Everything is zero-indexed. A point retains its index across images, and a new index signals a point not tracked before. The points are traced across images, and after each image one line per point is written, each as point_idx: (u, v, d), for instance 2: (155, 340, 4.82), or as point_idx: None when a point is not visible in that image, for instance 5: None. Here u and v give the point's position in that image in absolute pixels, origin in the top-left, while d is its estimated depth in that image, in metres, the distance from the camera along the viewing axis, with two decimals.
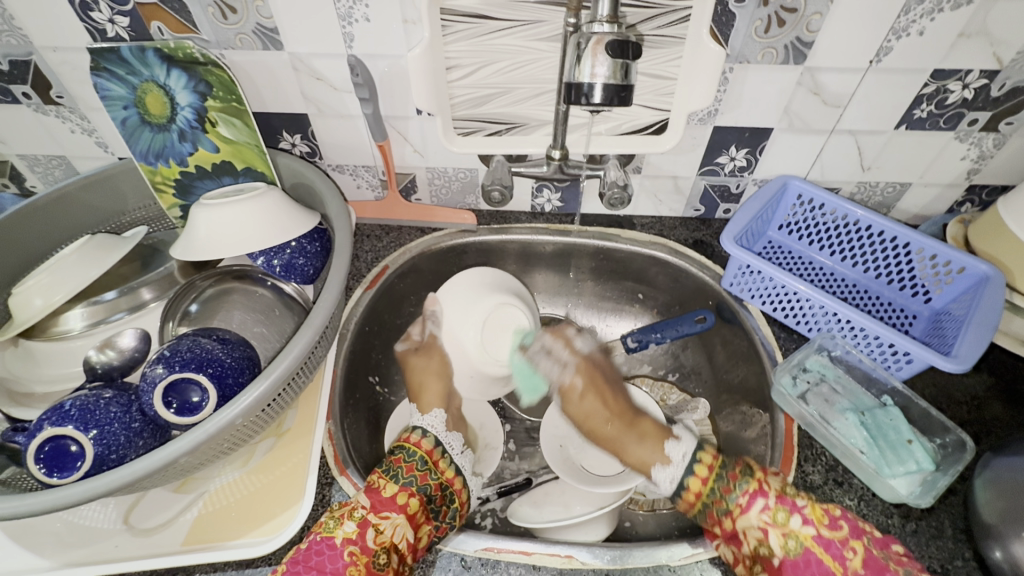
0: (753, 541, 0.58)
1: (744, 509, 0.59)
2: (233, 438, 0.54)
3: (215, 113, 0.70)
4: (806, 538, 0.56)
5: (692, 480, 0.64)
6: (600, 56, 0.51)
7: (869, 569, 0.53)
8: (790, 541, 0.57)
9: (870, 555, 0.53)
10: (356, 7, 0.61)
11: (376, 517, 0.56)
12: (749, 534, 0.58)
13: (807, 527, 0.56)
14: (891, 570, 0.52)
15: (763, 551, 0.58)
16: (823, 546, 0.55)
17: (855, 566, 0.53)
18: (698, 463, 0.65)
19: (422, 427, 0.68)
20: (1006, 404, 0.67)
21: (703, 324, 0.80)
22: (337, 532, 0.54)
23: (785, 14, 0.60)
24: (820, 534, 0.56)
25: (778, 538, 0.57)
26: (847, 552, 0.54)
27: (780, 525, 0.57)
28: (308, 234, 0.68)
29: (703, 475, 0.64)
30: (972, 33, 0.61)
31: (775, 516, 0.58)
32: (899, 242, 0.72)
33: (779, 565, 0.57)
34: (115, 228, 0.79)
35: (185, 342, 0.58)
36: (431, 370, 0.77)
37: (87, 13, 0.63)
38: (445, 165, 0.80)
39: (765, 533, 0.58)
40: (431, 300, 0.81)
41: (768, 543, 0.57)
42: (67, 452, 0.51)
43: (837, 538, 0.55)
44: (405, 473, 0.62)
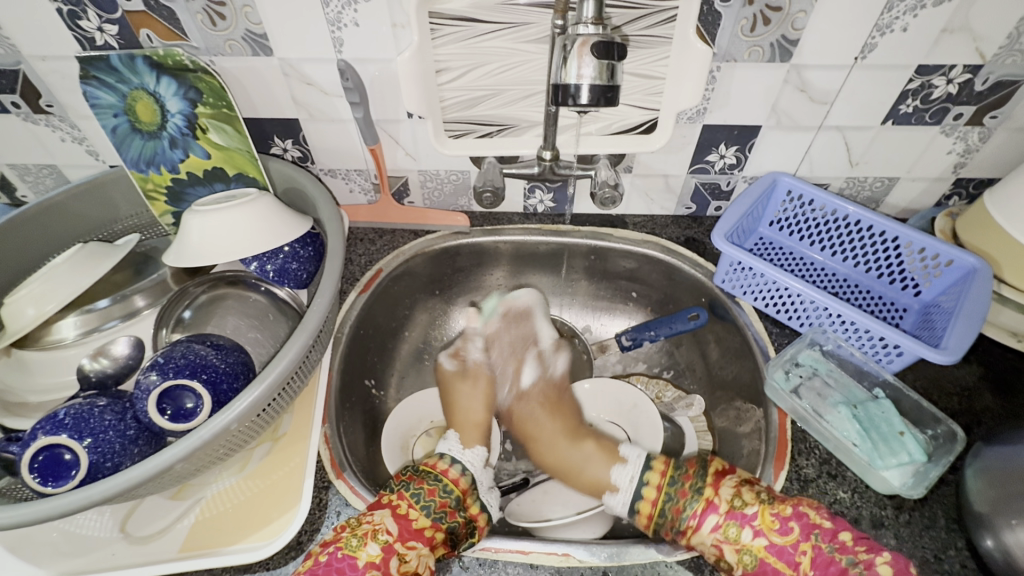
0: (711, 558, 0.57)
1: (697, 529, 0.57)
2: (229, 443, 0.54)
3: (206, 120, 0.70)
4: (759, 550, 0.55)
5: (643, 502, 0.63)
6: (586, 58, 0.51)
7: (819, 566, 0.53)
8: (746, 556, 0.55)
9: (818, 552, 0.54)
10: (344, 12, 0.62)
11: (402, 546, 0.55)
12: (706, 553, 0.57)
13: (759, 538, 0.55)
14: (838, 563, 0.52)
15: (723, 567, 0.56)
16: (777, 554, 0.55)
17: (807, 568, 0.54)
18: (649, 473, 0.65)
19: (462, 463, 0.67)
20: (996, 394, 0.68)
21: (697, 321, 0.81)
22: (360, 554, 0.53)
23: (770, 13, 0.61)
24: (771, 543, 0.55)
25: (734, 553, 0.56)
26: (799, 556, 0.54)
27: (733, 541, 0.56)
28: (301, 239, 0.68)
29: (653, 495, 0.63)
30: (955, 29, 0.62)
31: (727, 533, 0.56)
32: (888, 236, 0.73)
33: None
34: (107, 237, 0.79)
35: (179, 349, 0.58)
36: (478, 399, 0.78)
37: (75, 21, 0.63)
38: (437, 167, 0.80)
39: (721, 550, 0.56)
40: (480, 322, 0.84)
41: (725, 560, 0.56)
42: (61, 461, 0.51)
43: (788, 543, 0.54)
44: (435, 507, 0.60)
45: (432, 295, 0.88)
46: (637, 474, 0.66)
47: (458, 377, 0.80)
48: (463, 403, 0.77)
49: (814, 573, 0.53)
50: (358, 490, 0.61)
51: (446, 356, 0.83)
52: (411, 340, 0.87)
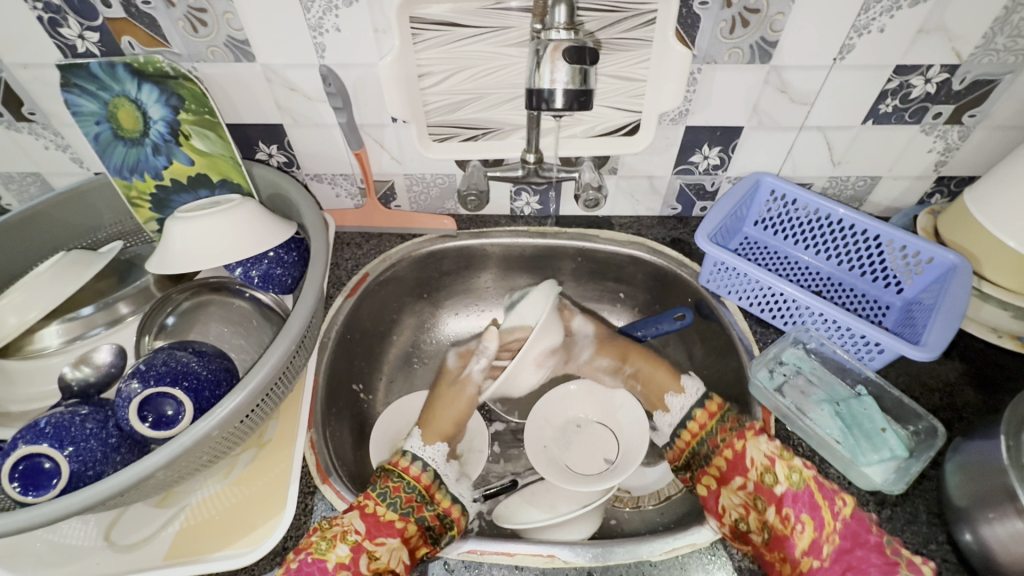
0: (758, 468, 0.60)
1: (755, 438, 0.62)
2: (212, 450, 0.54)
3: (188, 126, 0.70)
4: (808, 476, 0.58)
5: (692, 421, 0.69)
6: (559, 63, 0.52)
7: (857, 519, 0.56)
8: (794, 475, 0.59)
9: (858, 509, 0.57)
10: (326, 17, 0.62)
11: (371, 543, 0.56)
12: (756, 461, 0.61)
13: (810, 467, 0.59)
14: (875, 534, 0.55)
15: (765, 478, 0.59)
16: (820, 487, 0.58)
17: (844, 514, 0.56)
18: (699, 410, 0.70)
19: (420, 459, 0.67)
20: (978, 389, 0.69)
21: (683, 321, 0.81)
22: (330, 556, 0.53)
23: (748, 15, 0.62)
24: (820, 476, 0.59)
25: (784, 467, 0.59)
26: (840, 501, 0.57)
27: (786, 458, 0.60)
28: (285, 245, 0.69)
29: (710, 413, 0.68)
30: (931, 29, 0.62)
31: (783, 449, 0.61)
32: (869, 234, 0.74)
33: (779, 496, 0.58)
34: (91, 245, 0.79)
35: (161, 355, 0.58)
36: (457, 402, 0.78)
37: (56, 29, 0.63)
38: (423, 171, 0.81)
39: (772, 463, 0.60)
40: (490, 336, 0.80)
41: (773, 472, 0.59)
42: (42, 470, 0.51)
43: (831, 486, 0.58)
44: (403, 503, 0.60)
45: (419, 299, 0.88)
46: (689, 405, 0.71)
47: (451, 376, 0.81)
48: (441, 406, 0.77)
49: (850, 519, 0.56)
50: (343, 495, 0.61)
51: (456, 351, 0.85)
52: (399, 343, 0.87)
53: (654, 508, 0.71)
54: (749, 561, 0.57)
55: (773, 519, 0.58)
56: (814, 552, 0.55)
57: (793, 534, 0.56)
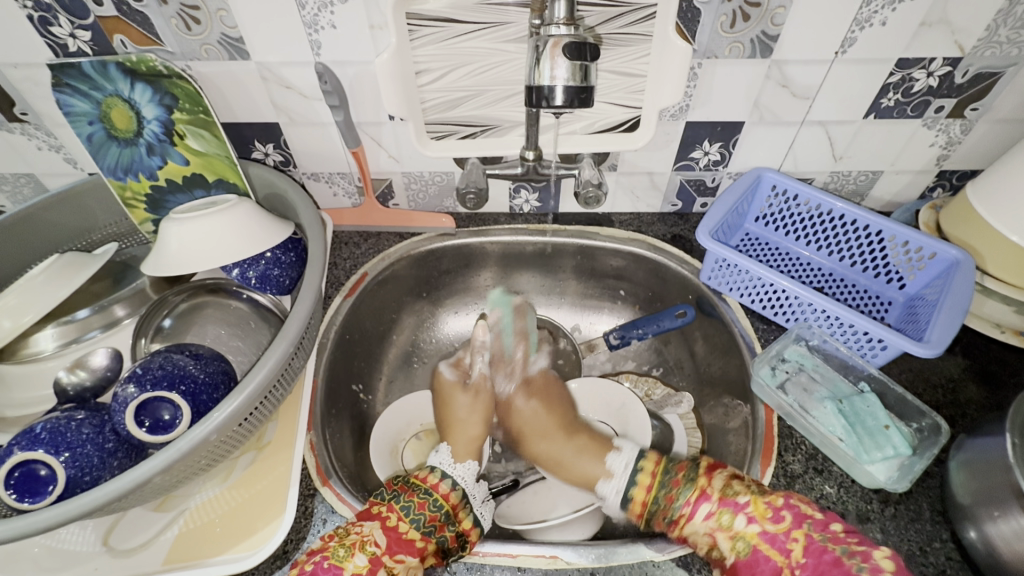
0: (704, 547, 0.57)
1: (690, 518, 0.57)
2: (210, 454, 0.54)
3: (182, 125, 0.69)
4: (752, 536, 0.55)
5: (635, 489, 0.63)
6: (559, 59, 0.51)
7: (813, 555, 0.52)
8: (739, 543, 0.55)
9: (811, 540, 0.53)
10: (321, 14, 0.61)
11: (390, 559, 0.54)
12: (699, 541, 0.57)
13: (751, 525, 0.55)
14: (831, 551, 0.52)
15: (715, 555, 0.56)
16: (769, 542, 0.54)
17: (798, 556, 0.53)
18: (643, 465, 0.65)
19: (443, 470, 0.65)
20: (980, 385, 0.69)
21: (684, 318, 0.81)
22: (347, 564, 0.52)
23: (749, 9, 0.61)
24: (765, 530, 0.55)
25: (727, 540, 0.56)
26: (791, 543, 0.54)
27: (727, 528, 0.56)
28: (283, 245, 0.68)
29: (647, 483, 0.63)
30: (933, 22, 0.62)
31: (720, 520, 0.56)
32: (871, 230, 0.73)
33: (732, 569, 0.55)
34: (86, 246, 0.78)
35: (157, 359, 0.57)
36: (477, 414, 0.76)
37: (46, 28, 0.62)
38: (421, 169, 0.80)
39: (714, 538, 0.56)
40: (481, 330, 0.79)
41: (719, 548, 0.56)
42: (37, 477, 0.50)
43: (780, 531, 0.54)
44: (426, 521, 0.58)
45: (418, 298, 0.88)
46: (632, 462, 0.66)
47: (458, 387, 0.78)
48: (461, 420, 0.74)
49: (806, 561, 0.53)
50: (344, 497, 0.61)
51: (449, 363, 0.81)
52: (398, 343, 0.87)
53: None
54: None
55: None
56: None
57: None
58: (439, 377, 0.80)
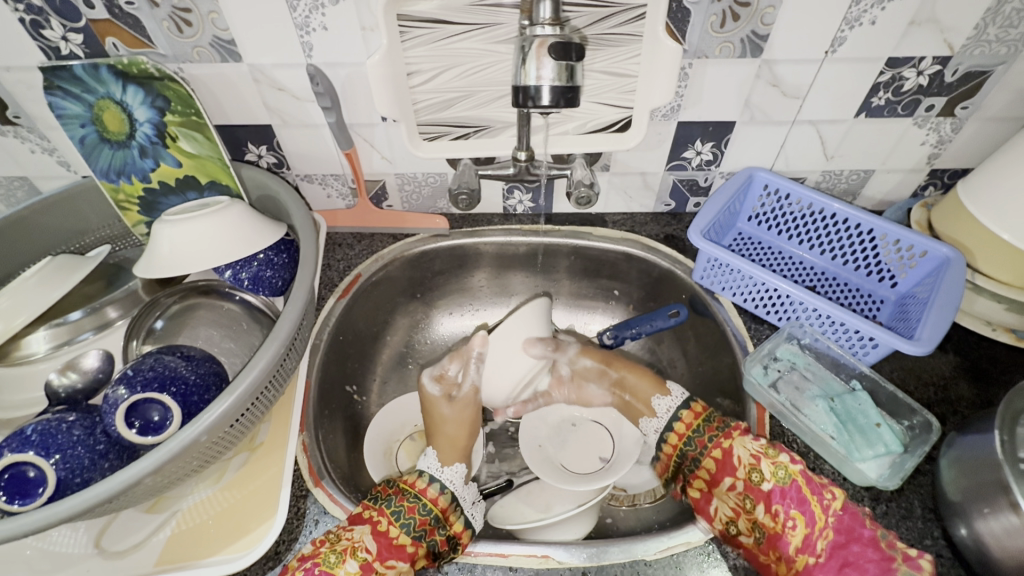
0: (744, 467, 0.59)
1: (738, 438, 0.61)
2: (202, 455, 0.54)
3: (175, 128, 0.69)
4: (795, 470, 0.57)
5: (678, 424, 0.67)
6: (544, 59, 0.52)
7: (849, 514, 0.55)
8: (780, 470, 0.57)
9: (849, 504, 0.56)
10: (312, 16, 0.61)
11: (381, 565, 0.54)
12: (741, 460, 0.59)
13: (797, 462, 0.58)
14: (869, 528, 0.54)
15: (753, 477, 0.58)
16: (808, 480, 0.57)
17: (834, 506, 0.55)
18: (684, 411, 0.67)
19: (430, 474, 0.64)
20: (972, 383, 0.69)
21: (677, 318, 0.80)
22: (338, 570, 0.52)
23: (738, 8, 0.61)
24: (806, 471, 0.57)
25: (769, 465, 0.58)
26: (829, 493, 0.56)
27: (772, 455, 0.58)
28: (275, 246, 0.68)
29: (693, 416, 0.67)
30: (922, 21, 0.62)
31: (768, 448, 0.59)
32: (863, 228, 0.74)
33: (768, 493, 0.56)
34: (79, 249, 0.78)
35: (148, 361, 0.57)
36: (462, 421, 0.74)
37: (38, 31, 0.62)
38: (414, 171, 0.80)
39: (757, 460, 0.59)
40: (479, 339, 0.73)
41: (760, 469, 0.58)
42: (27, 478, 0.50)
43: (820, 480, 0.57)
44: (416, 525, 0.58)
45: (413, 299, 0.88)
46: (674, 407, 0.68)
47: (440, 399, 0.75)
48: (446, 426, 0.73)
49: (841, 513, 0.55)
50: (336, 498, 0.61)
51: (431, 374, 0.77)
52: (392, 344, 0.87)
53: (650, 506, 0.71)
54: (744, 559, 0.57)
55: (765, 517, 0.56)
56: (808, 548, 0.54)
57: (785, 531, 0.55)
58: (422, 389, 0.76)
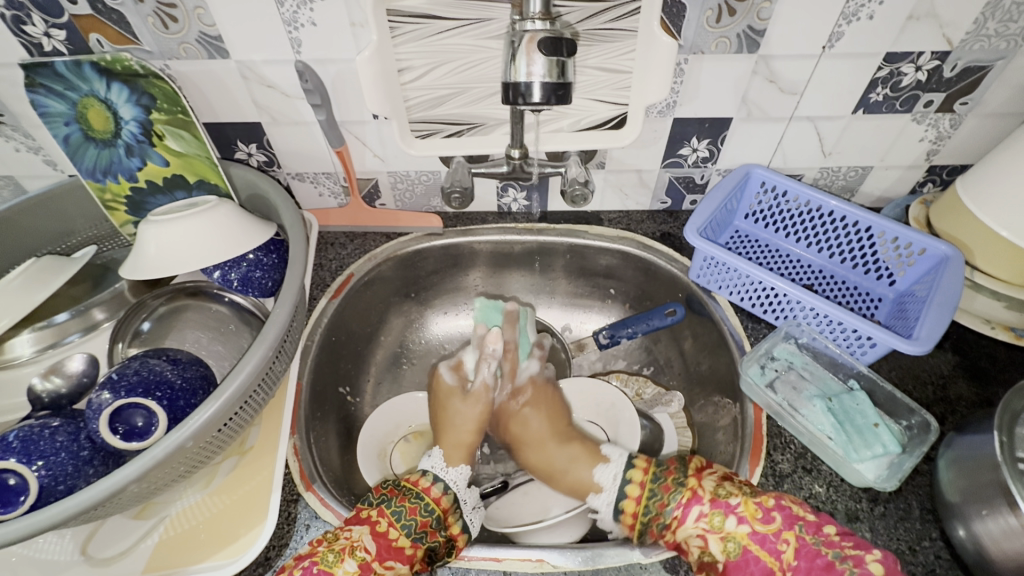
0: (696, 550, 0.55)
1: (681, 521, 0.56)
2: (189, 460, 0.53)
3: (161, 126, 0.68)
4: (742, 537, 0.53)
5: (625, 502, 0.61)
6: (535, 55, 0.50)
7: (803, 557, 0.51)
8: (730, 544, 0.54)
9: (803, 544, 0.52)
10: (300, 12, 0.60)
11: (379, 565, 0.54)
12: (691, 544, 0.55)
13: (742, 525, 0.54)
14: (824, 555, 0.51)
15: (706, 558, 0.55)
16: (760, 543, 0.53)
17: (789, 559, 0.52)
18: (631, 474, 0.63)
19: (434, 474, 0.63)
20: (970, 382, 0.68)
21: (673, 317, 0.80)
22: (336, 570, 0.52)
23: (734, 3, 0.60)
24: (755, 531, 0.53)
25: (718, 542, 0.54)
26: (782, 544, 0.52)
27: (718, 528, 0.54)
28: (264, 247, 0.67)
29: (639, 485, 0.61)
30: (921, 16, 0.61)
31: (711, 522, 0.55)
32: (861, 226, 0.73)
33: (724, 570, 0.54)
34: (65, 250, 0.77)
35: (133, 364, 0.56)
36: (474, 420, 0.72)
37: (20, 27, 0.60)
38: (407, 168, 0.79)
39: (705, 540, 0.55)
40: (494, 336, 0.75)
41: (710, 551, 0.55)
42: (7, 486, 0.49)
43: (770, 531, 0.53)
44: (417, 528, 0.57)
45: (407, 298, 0.87)
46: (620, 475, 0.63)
47: (456, 392, 0.74)
48: (458, 421, 0.72)
49: (798, 563, 0.51)
50: (329, 502, 0.60)
51: (448, 366, 0.77)
52: (386, 345, 0.86)
53: None
54: None
55: None
56: None
57: None
58: (438, 381, 0.76)
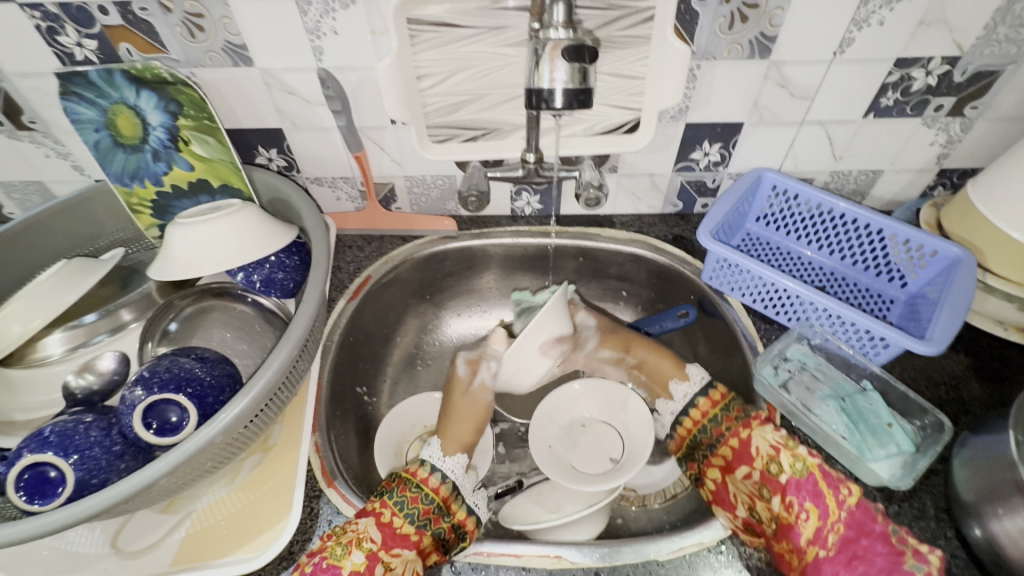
0: (763, 459, 0.60)
1: (760, 428, 0.62)
2: (216, 456, 0.54)
3: (187, 132, 0.70)
4: (812, 465, 0.58)
5: (694, 410, 0.68)
6: (558, 62, 0.52)
7: (862, 510, 0.56)
8: (799, 464, 0.59)
9: (864, 500, 0.56)
10: (323, 21, 0.62)
11: (386, 554, 0.55)
12: (761, 451, 0.61)
13: (814, 456, 0.59)
14: (881, 523, 0.55)
15: (772, 469, 0.59)
16: (824, 475, 0.58)
17: (849, 502, 0.56)
18: (701, 399, 0.68)
19: (431, 463, 0.64)
20: (983, 383, 0.68)
21: (685, 318, 0.82)
22: (344, 562, 0.54)
23: (747, 10, 0.61)
24: (824, 465, 0.58)
25: (788, 457, 0.59)
26: (845, 489, 0.57)
27: (791, 448, 0.60)
28: (286, 249, 0.69)
29: (713, 402, 0.67)
30: (931, 21, 0.62)
31: (788, 440, 0.60)
32: (873, 228, 0.73)
33: (783, 485, 0.58)
34: (92, 252, 0.79)
35: (164, 362, 0.58)
36: (473, 414, 0.73)
37: (54, 37, 0.63)
38: (423, 173, 0.80)
39: (776, 452, 0.60)
40: (496, 336, 0.76)
41: (778, 461, 0.59)
42: (47, 479, 0.51)
43: (836, 475, 0.58)
44: (420, 515, 0.58)
45: (422, 300, 0.88)
46: (693, 393, 0.69)
47: (460, 386, 0.74)
48: (457, 415, 0.72)
49: (855, 509, 0.56)
50: (348, 498, 0.61)
51: (465, 357, 0.76)
52: (402, 345, 0.87)
53: (660, 507, 0.72)
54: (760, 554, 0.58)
55: (779, 507, 0.58)
56: (819, 540, 0.55)
57: (797, 522, 0.56)
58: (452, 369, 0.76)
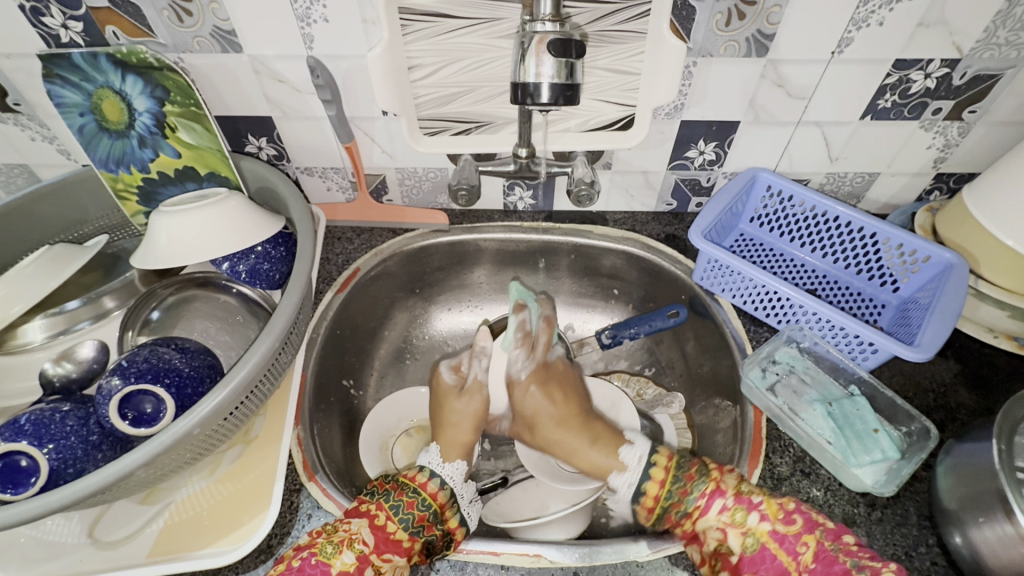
0: (713, 542, 0.56)
1: (703, 511, 0.57)
2: (194, 448, 0.54)
3: (174, 118, 0.69)
4: (762, 534, 0.55)
5: (646, 494, 0.62)
6: (544, 56, 0.51)
7: (821, 562, 0.52)
8: (748, 539, 0.55)
9: (822, 548, 0.53)
10: (313, 7, 0.61)
11: (377, 558, 0.54)
12: (709, 535, 0.57)
13: (763, 523, 0.55)
14: (841, 563, 0.51)
15: (722, 550, 0.56)
16: (778, 541, 0.54)
17: (807, 561, 0.53)
18: (649, 480, 0.63)
19: (430, 469, 0.64)
20: (972, 390, 0.68)
21: (676, 318, 0.80)
22: (334, 561, 0.53)
23: (744, 7, 0.60)
24: (776, 529, 0.55)
25: (738, 536, 0.56)
26: (801, 546, 0.53)
27: (738, 524, 0.56)
28: (272, 239, 0.68)
29: (659, 479, 0.62)
30: (931, 23, 0.61)
31: (734, 516, 0.56)
32: (866, 232, 0.73)
33: (737, 564, 0.55)
34: (77, 238, 0.78)
35: (143, 352, 0.57)
36: (470, 417, 0.71)
37: (38, 18, 0.61)
38: (415, 165, 0.80)
39: (725, 534, 0.56)
40: (483, 335, 0.74)
41: (729, 543, 0.56)
42: (18, 468, 0.51)
43: (791, 532, 0.54)
44: (414, 522, 0.57)
45: (412, 294, 0.88)
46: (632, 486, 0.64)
47: (453, 391, 0.73)
48: (455, 418, 0.71)
49: (815, 566, 0.52)
50: (330, 493, 0.61)
51: (448, 364, 0.75)
52: (390, 339, 0.87)
53: None
54: None
55: None
56: None
57: None
58: (437, 378, 0.75)
